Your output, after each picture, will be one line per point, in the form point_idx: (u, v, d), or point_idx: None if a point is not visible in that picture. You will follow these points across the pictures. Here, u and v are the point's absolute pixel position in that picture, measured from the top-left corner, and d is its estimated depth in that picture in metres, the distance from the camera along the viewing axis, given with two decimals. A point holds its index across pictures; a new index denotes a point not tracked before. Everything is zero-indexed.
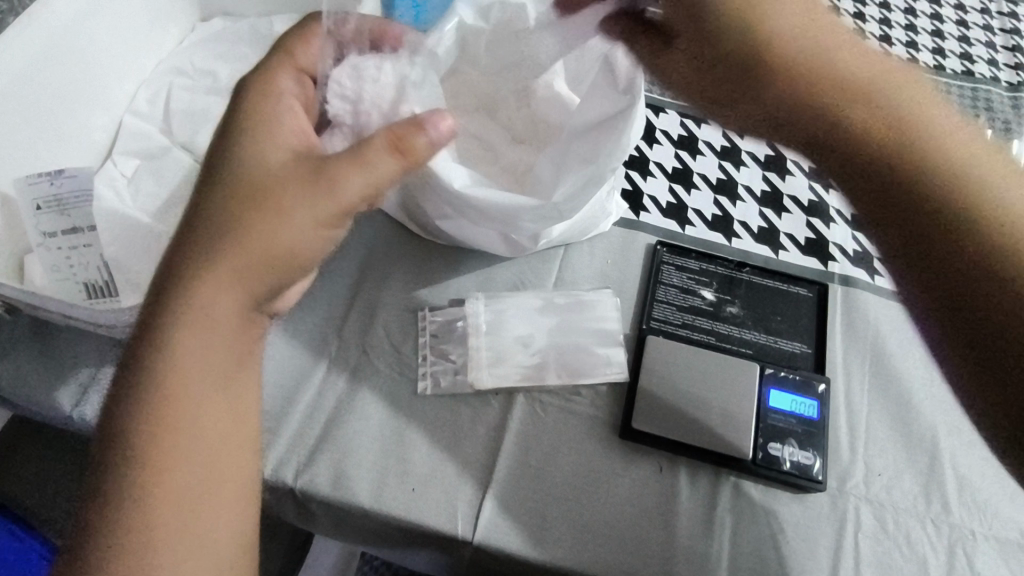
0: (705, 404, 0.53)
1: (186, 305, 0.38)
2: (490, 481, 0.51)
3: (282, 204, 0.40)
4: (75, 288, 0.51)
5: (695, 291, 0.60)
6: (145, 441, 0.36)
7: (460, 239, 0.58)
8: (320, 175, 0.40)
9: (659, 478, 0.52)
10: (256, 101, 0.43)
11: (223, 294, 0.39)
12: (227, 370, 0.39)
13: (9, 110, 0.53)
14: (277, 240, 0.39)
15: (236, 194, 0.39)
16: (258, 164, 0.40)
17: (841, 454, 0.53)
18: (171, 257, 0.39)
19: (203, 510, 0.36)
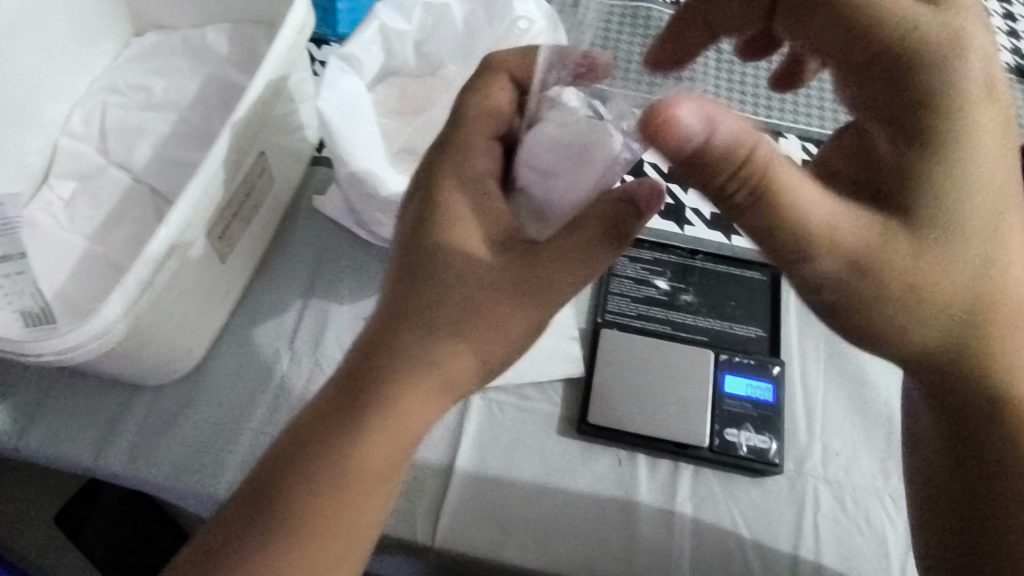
0: (660, 394, 0.53)
1: (345, 425, 0.37)
2: (448, 486, 0.51)
3: (470, 322, 0.38)
4: (9, 317, 0.48)
5: (649, 281, 0.60)
6: (269, 557, 0.36)
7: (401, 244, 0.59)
8: (528, 266, 0.39)
9: (619, 471, 0.52)
10: (440, 179, 0.40)
11: (422, 415, 0.38)
12: (354, 500, 0.37)
13: None
14: (452, 375, 0.38)
15: (404, 308, 0.38)
16: (473, 243, 0.39)
17: (799, 436, 0.54)
18: (356, 371, 0.38)
19: None
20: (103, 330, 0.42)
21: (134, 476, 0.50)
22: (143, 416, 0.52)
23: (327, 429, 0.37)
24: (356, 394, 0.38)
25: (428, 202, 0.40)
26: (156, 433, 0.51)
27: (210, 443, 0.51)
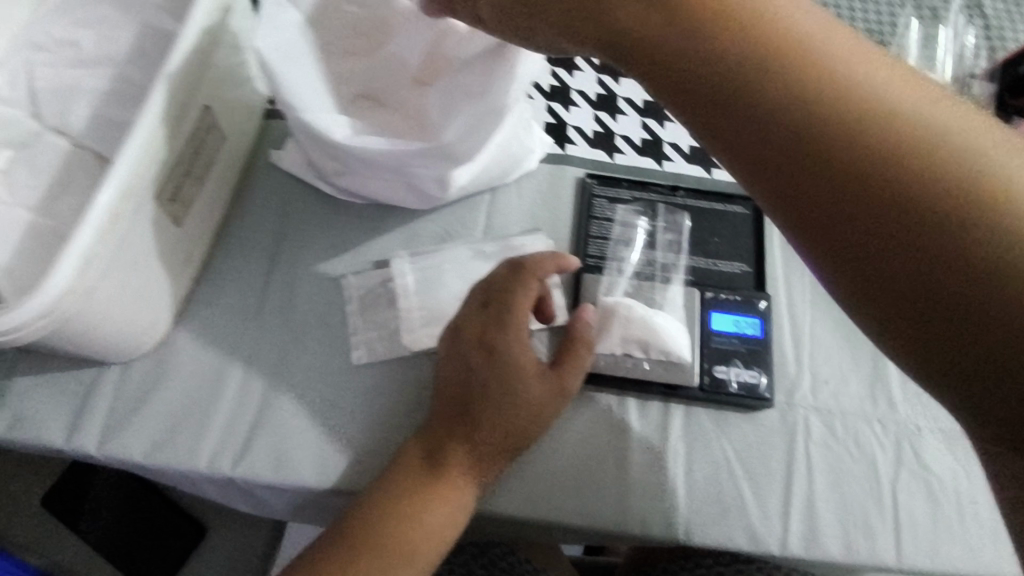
0: (787, 393, 0.52)
1: (476, 440, 0.45)
2: (561, 451, 0.49)
3: (536, 405, 0.46)
4: (178, 241, 0.48)
5: (801, 275, 0.56)
6: (375, 526, 0.44)
7: (515, 204, 0.57)
8: (563, 387, 0.46)
9: (740, 461, 0.50)
10: (516, 279, 0.48)
11: (431, 509, 0.45)
12: (439, 498, 0.45)
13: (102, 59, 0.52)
14: (533, 421, 0.46)
15: (472, 412, 0.46)
16: (517, 410, 0.45)
17: (931, 453, 0.51)
18: (460, 397, 0.46)
19: (423, 535, 0.45)
20: (48, 308, 0.36)
21: (225, 457, 0.47)
22: (237, 395, 0.49)
23: (396, 496, 0.45)
24: (428, 484, 0.45)
25: (497, 285, 0.48)
26: (251, 412, 0.49)
27: (309, 426, 0.48)
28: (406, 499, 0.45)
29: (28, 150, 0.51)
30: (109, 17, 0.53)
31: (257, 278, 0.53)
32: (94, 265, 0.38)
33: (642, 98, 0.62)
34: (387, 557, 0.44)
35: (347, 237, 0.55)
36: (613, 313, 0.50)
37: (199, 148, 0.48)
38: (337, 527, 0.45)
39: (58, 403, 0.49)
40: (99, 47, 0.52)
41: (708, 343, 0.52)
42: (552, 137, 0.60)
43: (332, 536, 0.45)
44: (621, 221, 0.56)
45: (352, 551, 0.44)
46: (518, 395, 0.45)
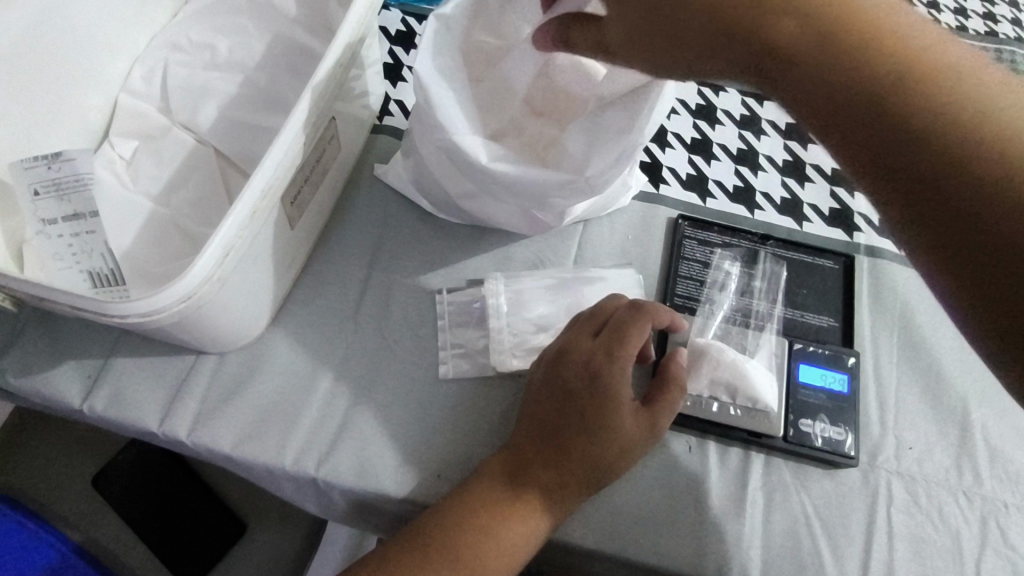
0: (871, 455, 0.51)
1: (565, 466, 0.46)
2: (641, 487, 0.49)
3: (628, 441, 0.46)
4: (290, 241, 0.50)
5: (888, 336, 0.56)
6: (455, 532, 0.44)
7: (606, 239, 0.58)
8: (654, 426, 0.47)
9: (820, 518, 0.49)
10: (626, 316, 0.49)
11: (510, 527, 0.45)
12: (521, 516, 0.45)
13: (233, 64, 0.55)
14: (623, 457, 0.46)
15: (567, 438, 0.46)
16: (609, 442, 0.46)
17: (1017, 531, 0.49)
18: (555, 422, 0.47)
19: (501, 551, 0.45)
20: (187, 294, 0.38)
21: (311, 457, 0.48)
22: (326, 396, 0.50)
23: (479, 506, 0.45)
24: (512, 501, 0.45)
25: (607, 322, 0.50)
26: (339, 415, 0.50)
27: (394, 435, 0.49)
28: (486, 514, 0.45)
29: (156, 141, 0.54)
30: (244, 25, 0.56)
31: (352, 285, 0.54)
32: (231, 257, 0.40)
33: (736, 146, 0.63)
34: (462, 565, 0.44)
35: (442, 254, 0.56)
36: (706, 356, 0.50)
37: (321, 157, 0.50)
38: (416, 528, 0.45)
39: (154, 386, 0.50)
40: (231, 52, 0.55)
41: (794, 395, 0.51)
42: (646, 176, 0.61)
43: (411, 538, 0.45)
44: (711, 264, 0.57)
45: (428, 553, 0.44)
46: (614, 430, 0.46)
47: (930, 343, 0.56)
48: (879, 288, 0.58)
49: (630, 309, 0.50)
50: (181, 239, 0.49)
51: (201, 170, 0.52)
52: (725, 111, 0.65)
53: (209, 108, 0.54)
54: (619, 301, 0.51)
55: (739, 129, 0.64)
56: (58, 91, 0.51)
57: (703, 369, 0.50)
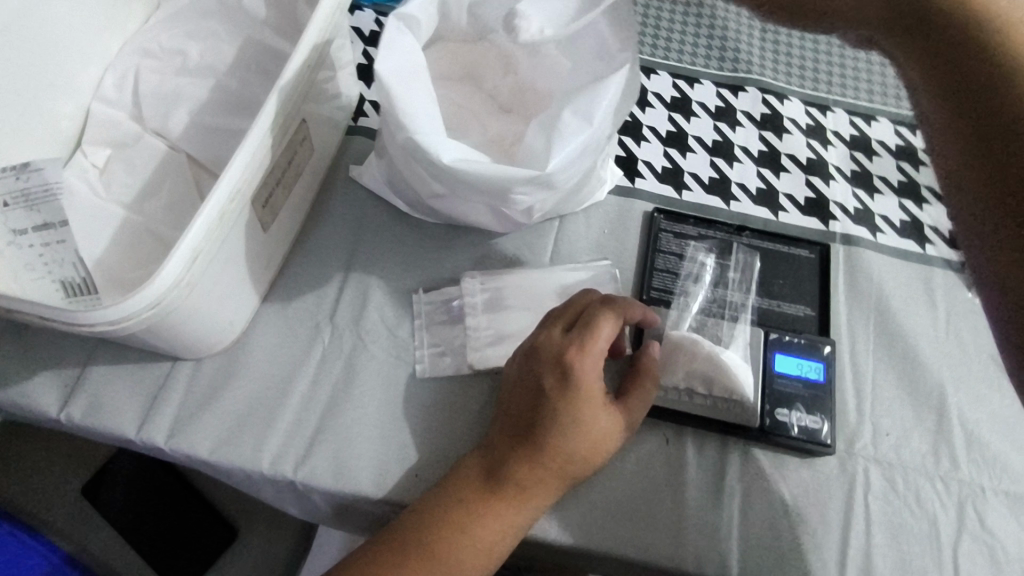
0: (847, 442, 0.52)
1: (541, 460, 0.46)
2: (618, 481, 0.49)
3: (601, 436, 0.47)
4: (262, 244, 0.50)
5: (863, 323, 0.56)
6: (431, 529, 0.45)
7: (581, 234, 0.58)
8: (627, 420, 0.48)
9: (796, 506, 0.49)
10: (598, 312, 0.49)
11: (486, 522, 0.45)
12: (497, 511, 0.45)
13: (202, 69, 0.55)
14: (596, 451, 0.47)
15: (541, 435, 0.46)
16: (585, 435, 0.46)
17: (992, 514, 0.50)
18: (528, 418, 0.47)
19: (478, 545, 0.45)
20: (155, 300, 0.38)
21: (289, 460, 0.48)
22: (304, 398, 0.51)
23: (455, 503, 0.46)
24: (490, 497, 0.46)
25: (579, 317, 0.50)
26: (317, 418, 0.50)
27: (372, 436, 0.50)
28: (465, 509, 0.45)
29: (128, 148, 0.54)
30: (212, 30, 0.56)
31: (328, 288, 0.55)
32: (200, 260, 0.39)
33: (711, 138, 0.63)
34: (440, 560, 0.44)
35: (417, 253, 0.56)
36: (681, 347, 0.51)
37: (291, 160, 0.50)
38: (394, 526, 0.46)
39: (132, 394, 0.50)
40: (200, 58, 0.55)
41: (770, 384, 0.51)
42: (622, 170, 0.61)
43: (389, 536, 0.45)
44: (687, 256, 0.57)
45: (405, 550, 0.44)
46: (589, 423, 0.46)
47: (905, 329, 0.56)
48: (855, 277, 0.58)
49: (601, 305, 0.50)
50: (154, 245, 0.50)
51: (173, 178, 0.52)
52: (700, 103, 0.65)
53: (179, 114, 0.54)
54: (589, 297, 0.51)
55: (714, 120, 0.64)
56: (24, 99, 0.51)
57: (678, 360, 0.51)
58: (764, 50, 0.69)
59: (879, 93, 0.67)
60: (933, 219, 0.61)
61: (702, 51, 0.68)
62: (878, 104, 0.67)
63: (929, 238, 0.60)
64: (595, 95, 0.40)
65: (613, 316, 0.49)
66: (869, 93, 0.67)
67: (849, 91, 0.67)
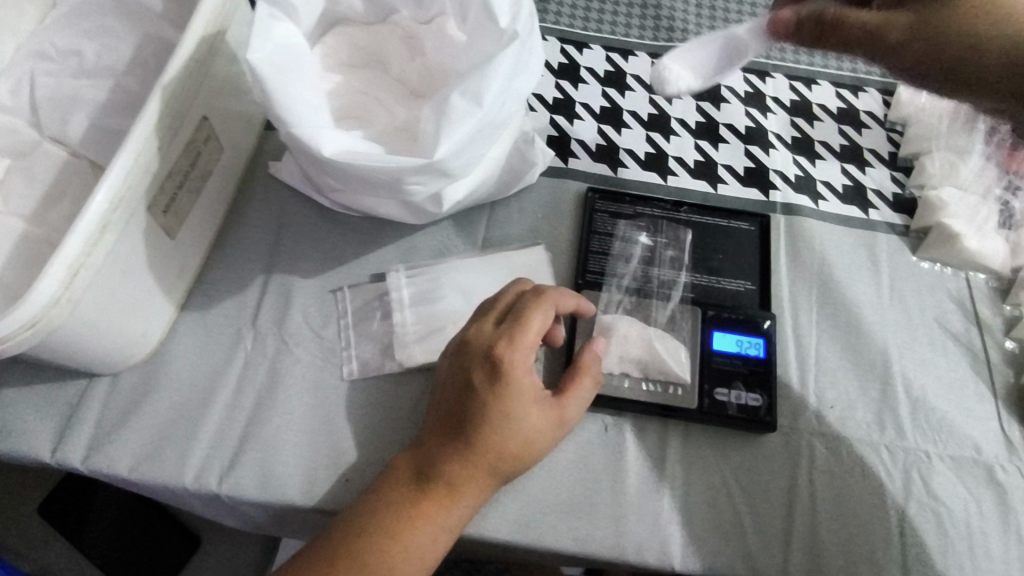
0: (791, 417, 0.51)
1: (472, 462, 0.44)
2: (556, 473, 0.48)
3: (534, 433, 0.45)
4: (169, 250, 0.48)
5: (806, 294, 0.55)
6: (358, 538, 0.42)
7: (514, 219, 0.56)
8: (561, 415, 0.46)
9: (739, 487, 0.48)
10: (529, 303, 0.47)
11: (415, 527, 0.43)
12: (427, 517, 0.43)
13: (100, 69, 0.52)
14: (530, 449, 0.45)
15: (471, 435, 0.44)
16: (513, 433, 0.44)
17: (941, 481, 0.49)
18: (457, 417, 0.45)
19: (409, 553, 0.43)
20: (32, 318, 0.36)
21: (212, 472, 0.46)
22: (227, 408, 0.49)
23: (384, 510, 0.43)
24: (419, 502, 0.43)
25: (510, 309, 0.48)
26: (240, 428, 0.48)
27: (299, 442, 0.48)
28: (393, 517, 0.43)
29: (24, 157, 0.50)
30: (109, 27, 0.53)
31: (250, 291, 0.53)
32: (83, 273, 0.38)
33: (647, 112, 0.61)
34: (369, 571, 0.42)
35: (343, 250, 0.54)
36: (614, 333, 0.50)
37: (195, 160, 0.47)
38: (321, 540, 0.43)
39: (44, 415, 0.48)
40: (98, 57, 0.52)
41: (708, 364, 0.50)
42: (554, 150, 0.59)
43: (315, 550, 0.43)
44: (622, 236, 0.55)
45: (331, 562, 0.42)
46: (518, 421, 0.44)
47: (849, 298, 0.55)
48: (796, 248, 0.56)
49: (534, 296, 0.48)
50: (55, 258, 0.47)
51: (73, 185, 0.49)
52: (635, 75, 0.63)
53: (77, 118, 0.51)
54: (522, 287, 0.49)
55: (649, 93, 0.62)
56: None
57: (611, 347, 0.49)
58: (699, 18, 0.66)
59: (818, 55, 0.65)
60: (876, 182, 0.59)
61: (636, 21, 0.66)
62: (817, 67, 0.65)
63: (873, 203, 0.59)
64: (485, 73, 0.37)
65: (545, 307, 0.47)
66: (808, 56, 0.65)
67: (788, 55, 0.65)
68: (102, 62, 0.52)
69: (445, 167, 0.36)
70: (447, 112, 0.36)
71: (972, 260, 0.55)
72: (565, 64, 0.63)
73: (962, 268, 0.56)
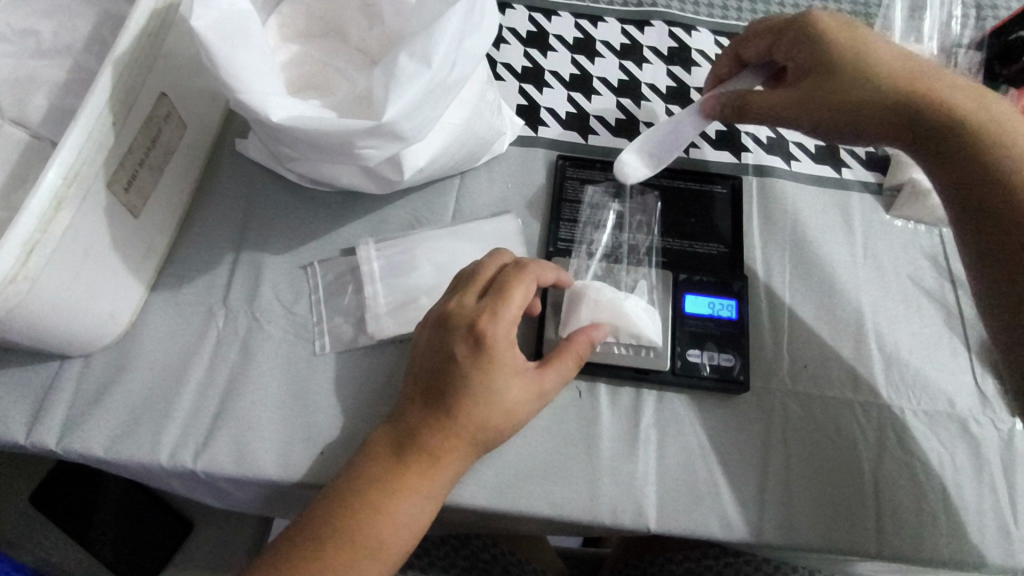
0: (764, 378, 0.51)
1: (452, 434, 0.43)
2: (530, 439, 0.48)
3: (515, 406, 0.44)
4: (133, 227, 0.47)
5: (779, 256, 0.54)
6: (339, 513, 0.42)
7: (485, 190, 0.56)
8: (543, 389, 0.45)
9: (714, 447, 0.48)
10: (510, 277, 0.46)
11: (395, 501, 0.42)
12: (407, 490, 0.43)
13: (57, 49, 0.51)
14: (511, 421, 0.44)
15: (451, 408, 0.43)
16: (494, 407, 0.43)
17: (917, 437, 0.49)
18: (437, 391, 0.44)
19: (390, 528, 0.42)
20: None
21: (186, 450, 0.46)
22: (200, 386, 0.48)
23: (363, 484, 0.43)
24: (399, 476, 0.43)
25: (493, 282, 0.47)
26: (213, 405, 0.48)
27: (272, 418, 0.48)
28: (373, 491, 0.42)
29: None
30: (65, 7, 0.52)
31: (220, 269, 0.52)
32: (39, 250, 0.38)
33: (617, 78, 0.61)
34: (350, 546, 0.41)
35: (313, 226, 0.54)
36: (589, 305, 0.49)
37: (157, 138, 0.47)
38: (303, 516, 0.43)
39: (17, 399, 0.48)
40: (53, 37, 0.51)
41: (680, 327, 0.51)
42: (524, 120, 0.59)
43: (297, 527, 0.42)
44: (593, 202, 0.55)
45: (309, 543, 0.41)
46: (499, 393, 0.44)
47: (822, 258, 0.54)
48: (769, 209, 0.56)
49: (515, 269, 0.47)
50: None
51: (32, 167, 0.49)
52: (604, 41, 0.62)
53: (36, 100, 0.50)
54: (503, 260, 0.48)
55: (619, 59, 0.61)
56: None
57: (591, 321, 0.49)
58: None
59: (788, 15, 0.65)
60: None
61: None
62: None
63: (846, 162, 0.58)
64: (432, 35, 0.38)
65: (527, 280, 0.46)
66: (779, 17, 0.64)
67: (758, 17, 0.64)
68: (59, 41, 0.51)
69: (397, 130, 0.38)
70: (396, 74, 0.38)
71: (945, 216, 0.55)
72: (534, 32, 0.62)
73: (935, 223, 0.55)
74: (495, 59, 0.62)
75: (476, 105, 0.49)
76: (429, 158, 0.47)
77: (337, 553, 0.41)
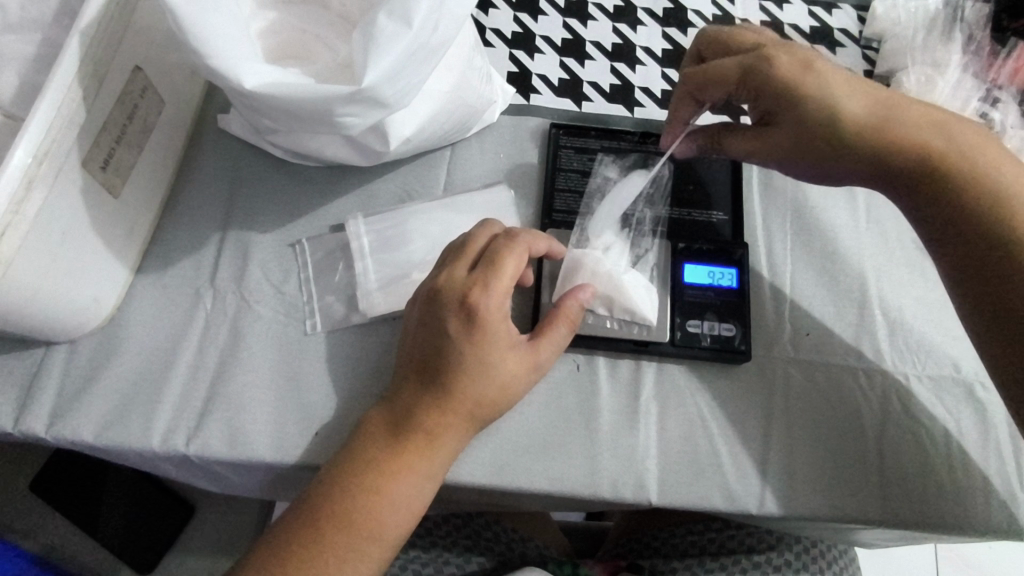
0: (766, 347, 0.50)
1: (448, 410, 0.42)
2: (528, 414, 0.47)
3: (510, 380, 0.43)
4: (114, 209, 0.46)
5: (780, 222, 0.53)
6: (337, 497, 0.41)
7: (477, 161, 0.54)
8: (537, 361, 0.44)
9: (715, 418, 0.47)
10: (500, 248, 0.45)
11: (393, 481, 0.41)
12: (405, 471, 0.42)
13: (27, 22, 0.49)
14: (506, 396, 0.43)
15: (446, 386, 0.42)
16: (490, 382, 0.43)
17: (921, 403, 0.48)
18: (432, 368, 0.43)
19: (391, 512, 0.41)
20: None
21: (179, 433, 0.45)
22: (190, 368, 0.47)
23: (360, 467, 0.42)
24: (396, 455, 0.42)
25: (483, 254, 0.45)
26: (204, 386, 0.47)
27: (265, 399, 0.47)
28: (370, 472, 0.42)
29: None
30: None
31: (207, 249, 0.51)
32: (13, 234, 0.37)
33: (611, 42, 0.58)
34: (351, 530, 0.40)
35: (301, 202, 0.53)
36: (585, 274, 0.48)
37: (134, 115, 0.46)
38: (300, 499, 0.42)
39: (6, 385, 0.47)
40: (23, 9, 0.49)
41: (679, 297, 0.50)
42: (515, 88, 0.57)
43: (296, 510, 0.42)
44: (590, 171, 0.53)
45: (310, 527, 0.41)
46: (494, 367, 0.43)
47: (823, 223, 0.53)
48: (769, 174, 0.54)
49: (505, 240, 0.45)
50: None
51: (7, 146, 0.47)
52: (597, 4, 0.60)
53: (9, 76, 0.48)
54: (492, 231, 0.47)
55: (613, 22, 0.59)
56: None
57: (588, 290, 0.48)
58: None
59: None
60: None
61: None
62: None
63: None
64: None
65: (518, 250, 0.45)
66: None
67: None
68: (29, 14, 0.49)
69: (378, 95, 0.37)
70: (376, 34, 0.37)
71: None
72: None
73: None
74: (484, 24, 0.59)
75: (465, 69, 0.48)
76: (417, 126, 0.46)
77: (338, 536, 0.40)
